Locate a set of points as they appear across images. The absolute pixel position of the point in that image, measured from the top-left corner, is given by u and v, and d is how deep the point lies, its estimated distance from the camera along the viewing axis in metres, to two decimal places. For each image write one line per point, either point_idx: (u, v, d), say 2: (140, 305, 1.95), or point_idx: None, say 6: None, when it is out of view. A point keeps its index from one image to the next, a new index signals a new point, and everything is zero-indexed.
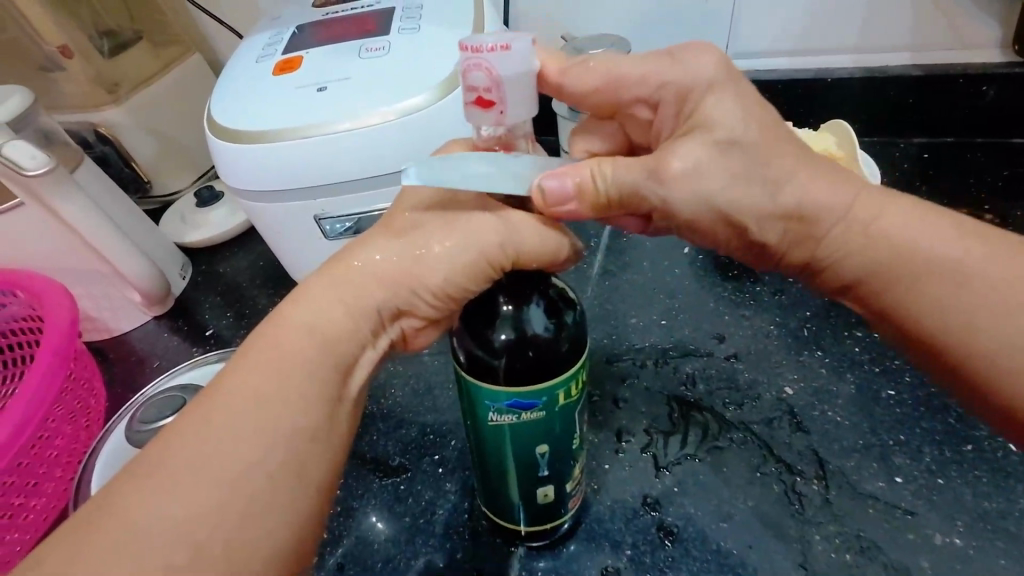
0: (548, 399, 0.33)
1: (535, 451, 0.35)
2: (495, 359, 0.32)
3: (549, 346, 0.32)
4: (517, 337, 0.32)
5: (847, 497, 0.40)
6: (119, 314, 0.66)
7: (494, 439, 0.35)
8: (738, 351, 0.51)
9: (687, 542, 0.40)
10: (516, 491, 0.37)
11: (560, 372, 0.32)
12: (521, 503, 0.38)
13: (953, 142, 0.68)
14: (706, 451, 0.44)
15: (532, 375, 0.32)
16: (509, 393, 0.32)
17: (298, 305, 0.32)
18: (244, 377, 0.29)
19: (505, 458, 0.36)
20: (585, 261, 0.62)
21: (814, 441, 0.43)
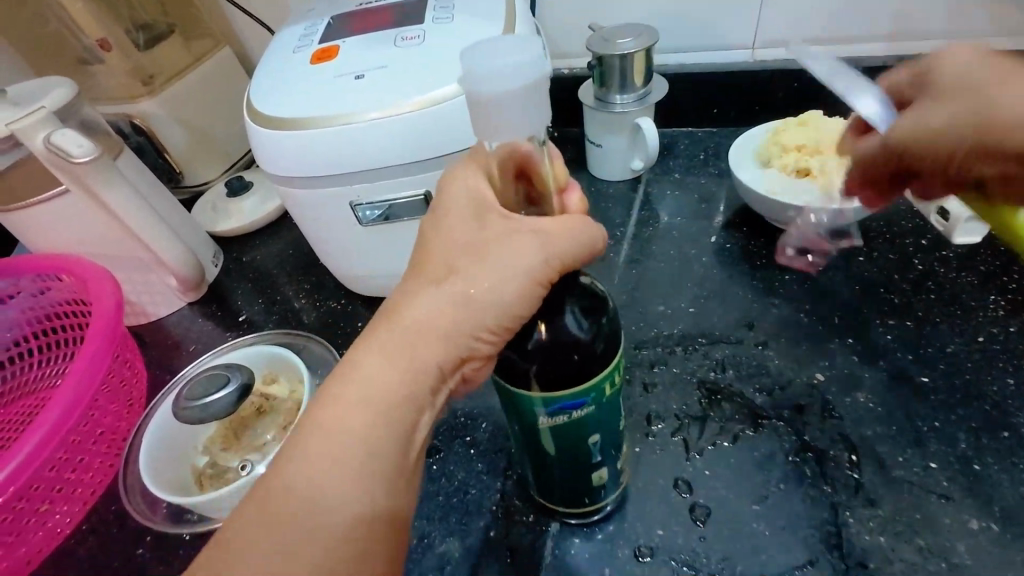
0: (596, 393, 0.33)
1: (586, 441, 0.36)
2: (529, 363, 0.32)
3: (588, 345, 0.32)
4: (553, 339, 0.32)
5: (881, 482, 0.40)
6: (157, 300, 0.68)
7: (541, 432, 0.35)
8: (768, 339, 0.51)
9: (724, 523, 0.40)
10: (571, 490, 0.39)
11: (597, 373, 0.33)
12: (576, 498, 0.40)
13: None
14: (736, 436, 0.44)
15: (571, 377, 0.33)
16: (552, 395, 0.33)
17: (354, 367, 0.32)
18: (308, 457, 0.30)
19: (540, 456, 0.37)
20: (611, 251, 0.62)
21: (846, 426, 0.43)
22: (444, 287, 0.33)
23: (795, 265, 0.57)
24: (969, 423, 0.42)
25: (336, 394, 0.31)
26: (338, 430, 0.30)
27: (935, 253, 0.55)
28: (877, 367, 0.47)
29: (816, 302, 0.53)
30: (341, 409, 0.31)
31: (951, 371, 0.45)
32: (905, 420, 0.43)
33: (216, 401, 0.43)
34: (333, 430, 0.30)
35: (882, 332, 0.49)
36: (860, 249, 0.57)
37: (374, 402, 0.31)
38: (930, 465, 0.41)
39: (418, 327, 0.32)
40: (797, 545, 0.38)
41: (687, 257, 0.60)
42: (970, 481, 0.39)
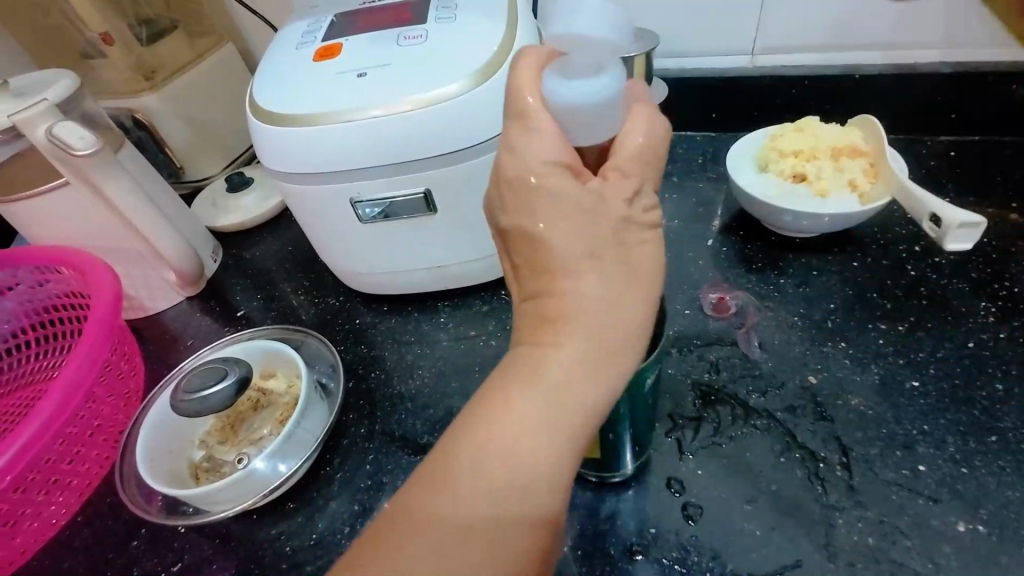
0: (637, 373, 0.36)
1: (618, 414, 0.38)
2: None
3: None
4: None
5: (870, 484, 0.41)
6: (155, 293, 0.68)
7: None
8: (762, 342, 0.51)
9: (715, 522, 0.41)
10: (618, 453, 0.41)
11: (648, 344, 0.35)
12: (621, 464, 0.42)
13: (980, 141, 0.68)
14: (730, 437, 0.45)
15: None
16: None
17: (512, 392, 0.29)
18: (498, 465, 0.28)
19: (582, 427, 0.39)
20: None
21: (837, 428, 0.44)
22: (589, 305, 0.30)
23: (789, 269, 0.57)
24: (958, 427, 0.43)
25: (494, 418, 0.29)
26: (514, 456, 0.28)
27: (928, 259, 0.55)
28: (869, 370, 0.47)
29: (810, 306, 0.54)
30: (511, 433, 0.28)
31: (941, 375, 0.46)
32: (895, 423, 0.44)
33: (213, 394, 0.43)
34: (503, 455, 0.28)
35: (874, 337, 0.50)
36: (855, 253, 0.57)
37: (551, 427, 0.28)
38: (919, 468, 0.41)
39: (576, 348, 0.30)
40: (785, 544, 0.39)
41: (684, 259, 0.61)
42: (958, 484, 0.40)
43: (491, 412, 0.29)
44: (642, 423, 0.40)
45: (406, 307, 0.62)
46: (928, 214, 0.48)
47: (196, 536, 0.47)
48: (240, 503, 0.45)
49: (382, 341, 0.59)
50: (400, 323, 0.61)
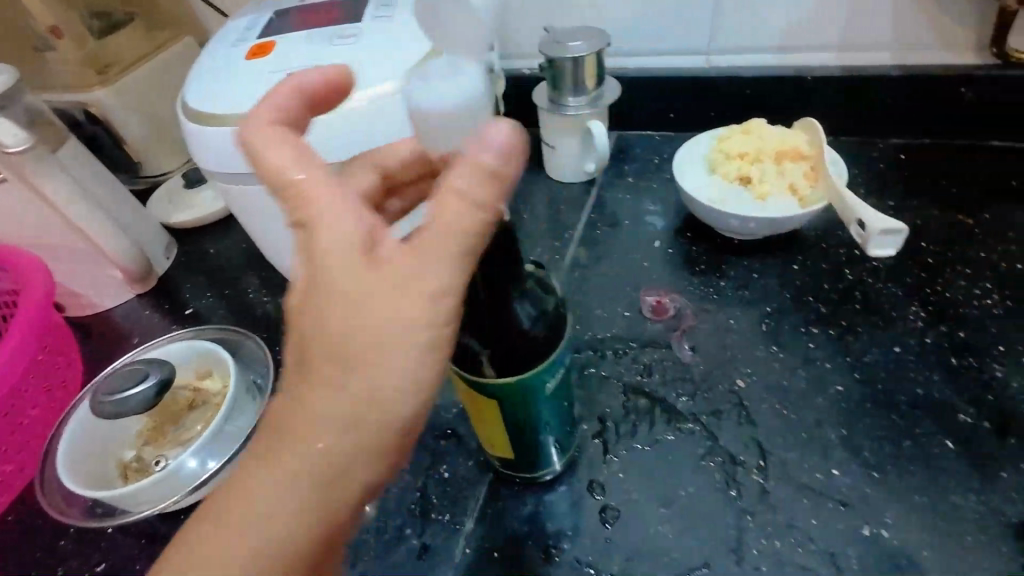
0: (543, 376, 0.35)
1: (531, 420, 0.38)
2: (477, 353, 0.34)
3: (527, 334, 0.34)
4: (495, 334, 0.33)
5: (783, 488, 0.41)
6: (104, 290, 0.68)
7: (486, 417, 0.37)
8: (696, 345, 0.52)
9: (631, 525, 0.41)
10: (537, 453, 0.41)
11: (551, 349, 0.35)
12: (542, 464, 0.42)
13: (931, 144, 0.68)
14: (654, 440, 0.45)
15: (514, 365, 0.34)
16: (496, 383, 0.34)
17: (280, 435, 0.28)
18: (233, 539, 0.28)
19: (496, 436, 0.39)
20: (559, 252, 0.64)
21: (758, 432, 0.44)
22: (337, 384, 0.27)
23: (731, 272, 0.58)
24: (876, 432, 0.43)
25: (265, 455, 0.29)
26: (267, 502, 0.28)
27: (866, 263, 0.56)
28: (797, 374, 0.48)
29: (747, 309, 0.54)
30: (269, 476, 0.28)
31: (864, 380, 0.46)
32: (815, 427, 0.44)
33: (133, 395, 0.43)
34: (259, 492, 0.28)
35: (806, 341, 0.50)
36: (796, 257, 0.58)
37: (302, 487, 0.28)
38: (833, 472, 0.42)
39: (326, 431, 0.27)
40: (696, 548, 0.39)
41: (630, 260, 0.61)
42: (869, 489, 0.40)
43: (263, 447, 0.29)
44: (558, 427, 0.40)
45: None
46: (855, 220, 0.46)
47: (122, 537, 0.47)
48: (160, 504, 0.44)
49: None
50: None
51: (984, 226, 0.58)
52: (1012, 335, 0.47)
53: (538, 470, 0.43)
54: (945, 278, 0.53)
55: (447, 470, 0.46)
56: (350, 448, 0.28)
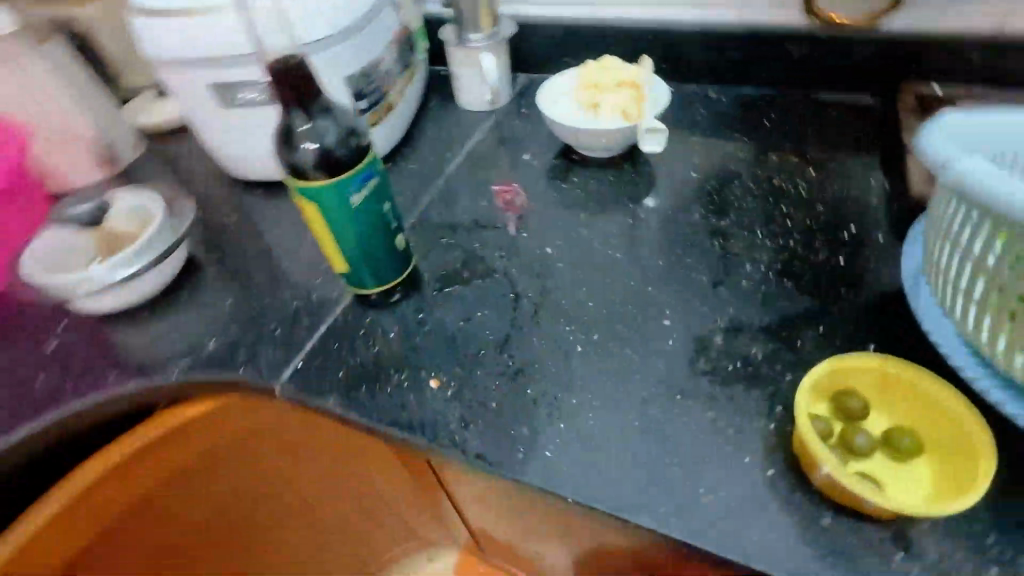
0: (366, 180, 0.48)
1: (365, 224, 0.50)
2: (311, 163, 0.45)
3: (348, 146, 0.46)
4: (324, 147, 0.45)
5: (550, 313, 0.55)
6: (78, 170, 0.82)
7: (328, 224, 0.49)
8: (526, 225, 0.65)
9: (432, 330, 0.55)
10: (379, 259, 0.54)
11: (357, 165, 0.47)
12: (385, 270, 0.55)
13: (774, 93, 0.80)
14: (471, 283, 0.60)
15: (340, 172, 0.46)
16: (330, 187, 0.46)
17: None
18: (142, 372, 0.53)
19: (340, 242, 0.50)
20: (449, 162, 0.78)
21: (547, 280, 0.59)
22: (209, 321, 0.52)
23: (575, 180, 0.72)
24: (632, 282, 0.57)
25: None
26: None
27: (677, 177, 0.69)
28: (592, 246, 0.62)
29: (576, 204, 0.68)
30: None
31: (639, 251, 0.60)
32: (590, 278, 0.58)
33: None
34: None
35: (610, 226, 0.64)
36: (627, 170, 0.72)
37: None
38: (590, 304, 0.55)
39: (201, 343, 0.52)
40: (472, 344, 0.53)
41: (502, 170, 0.75)
42: (609, 315, 0.54)
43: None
44: (378, 248, 0.53)
45: (275, 191, 0.76)
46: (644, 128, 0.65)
47: (76, 331, 0.64)
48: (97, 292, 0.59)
49: (247, 213, 0.74)
50: (267, 202, 0.75)
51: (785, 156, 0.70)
52: (759, 225, 0.61)
53: (386, 278, 0.56)
54: (730, 189, 0.67)
55: (317, 295, 0.61)
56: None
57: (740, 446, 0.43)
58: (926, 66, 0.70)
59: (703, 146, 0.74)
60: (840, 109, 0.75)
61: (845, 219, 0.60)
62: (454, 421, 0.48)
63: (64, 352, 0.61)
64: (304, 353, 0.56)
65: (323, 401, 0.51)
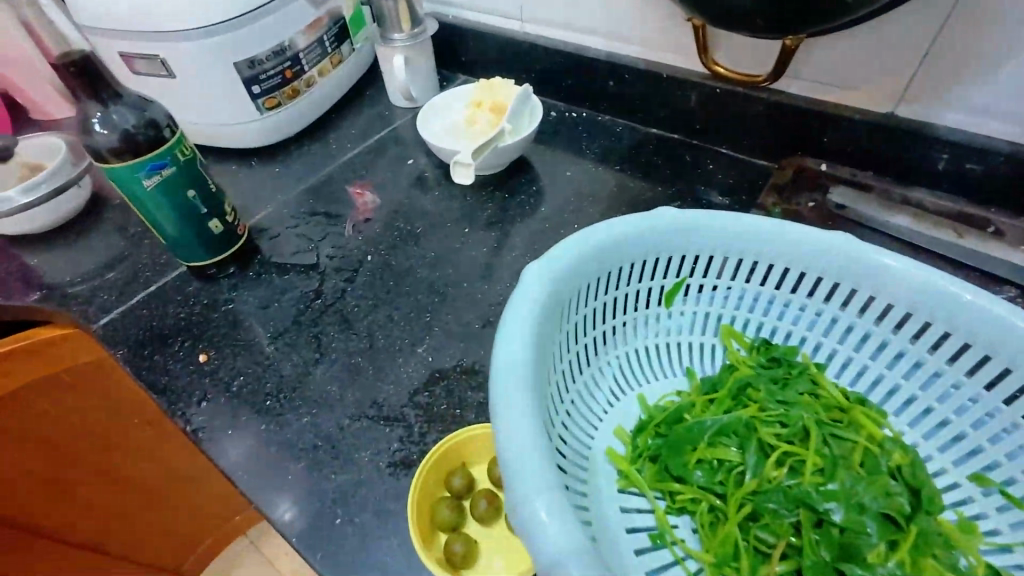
0: (167, 162, 0.54)
1: (171, 203, 0.56)
2: (105, 144, 0.51)
3: (145, 131, 0.52)
4: (119, 131, 0.51)
5: (332, 316, 0.59)
6: (51, 105, 0.93)
7: (132, 200, 0.55)
8: (366, 229, 0.69)
9: (231, 310, 0.61)
10: (196, 235, 0.60)
11: (151, 154, 0.53)
12: (207, 245, 0.61)
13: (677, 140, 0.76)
14: (287, 273, 0.64)
15: (136, 154, 0.52)
16: (125, 166, 0.52)
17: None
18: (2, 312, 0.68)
19: (148, 217, 0.56)
20: (345, 154, 0.82)
21: (350, 286, 0.62)
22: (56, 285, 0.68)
23: (438, 193, 0.74)
24: (418, 305, 0.59)
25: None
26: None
27: (530, 211, 0.70)
28: (408, 263, 0.64)
29: (422, 219, 0.70)
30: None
31: (444, 277, 0.62)
32: (385, 293, 0.61)
33: None
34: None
35: (437, 246, 0.66)
36: (491, 194, 0.73)
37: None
38: (370, 317, 0.59)
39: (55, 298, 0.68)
40: (253, 329, 0.58)
41: (381, 170, 0.78)
42: (379, 330, 0.57)
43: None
44: (185, 228, 0.58)
45: None
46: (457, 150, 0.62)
47: None
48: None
49: None
50: None
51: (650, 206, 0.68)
52: None
53: (210, 254, 0.62)
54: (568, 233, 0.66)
55: (165, 257, 0.68)
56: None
57: (404, 480, 0.46)
58: (816, 141, 0.65)
59: (575, 184, 0.73)
60: (729, 170, 0.71)
61: None
62: (196, 394, 0.53)
63: None
64: (127, 305, 0.63)
65: (116, 351, 0.59)
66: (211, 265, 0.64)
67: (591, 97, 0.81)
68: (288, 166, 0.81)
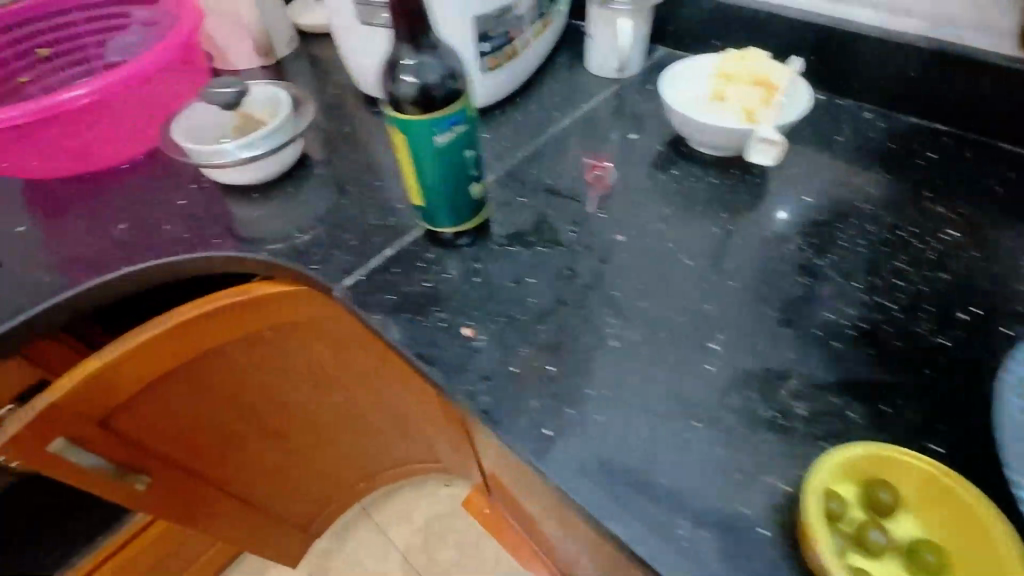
0: (456, 122, 0.49)
1: (447, 166, 0.52)
2: (407, 94, 0.47)
3: (443, 84, 0.47)
4: (422, 81, 0.47)
5: (599, 298, 0.54)
6: (238, 54, 0.92)
7: (411, 159, 0.51)
8: (606, 207, 0.64)
9: (482, 283, 0.57)
10: (455, 202, 0.56)
11: (449, 107, 0.48)
12: (459, 213, 0.57)
13: (945, 132, 0.68)
14: (533, 248, 0.60)
15: (431, 109, 0.48)
16: (419, 121, 0.48)
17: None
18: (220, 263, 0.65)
19: (419, 178, 0.53)
20: (554, 124, 0.77)
21: (607, 267, 0.57)
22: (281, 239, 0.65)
23: (675, 172, 0.67)
24: (692, 293, 0.54)
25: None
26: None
27: (790, 198, 0.63)
28: (665, 246, 0.59)
29: (665, 199, 0.64)
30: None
31: (711, 265, 0.57)
32: (650, 277, 0.56)
33: (225, 94, 0.65)
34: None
35: (691, 230, 0.61)
36: (738, 175, 0.66)
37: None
38: (641, 303, 0.54)
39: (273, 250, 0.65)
40: (514, 306, 0.55)
41: (603, 144, 0.73)
42: (656, 319, 0.52)
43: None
44: (448, 192, 0.54)
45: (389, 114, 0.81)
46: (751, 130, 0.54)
47: (195, 191, 0.72)
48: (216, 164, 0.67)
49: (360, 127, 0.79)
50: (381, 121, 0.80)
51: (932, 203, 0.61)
52: (858, 275, 0.54)
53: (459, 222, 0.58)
54: (842, 226, 0.59)
55: (393, 219, 0.65)
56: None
57: (739, 492, 0.41)
58: None
59: (832, 172, 0.66)
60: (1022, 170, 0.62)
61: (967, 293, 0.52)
62: (474, 372, 0.50)
63: (183, 208, 0.70)
64: (368, 269, 0.60)
65: (372, 317, 0.56)
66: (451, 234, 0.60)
67: (837, 77, 0.73)
68: (496, 132, 0.77)
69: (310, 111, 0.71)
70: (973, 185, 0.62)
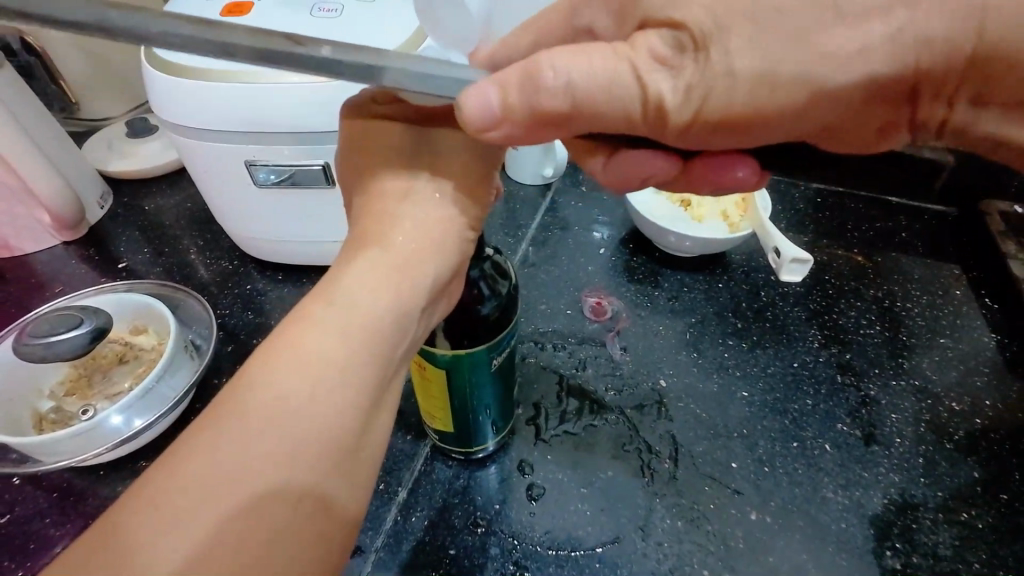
0: (499, 349, 0.40)
1: (487, 393, 0.42)
2: (440, 326, 0.38)
3: (482, 311, 0.38)
4: (459, 311, 0.38)
5: (690, 475, 0.46)
6: (27, 234, 0.64)
7: (445, 395, 0.41)
8: (626, 345, 0.56)
9: (548, 501, 0.45)
10: (490, 423, 0.45)
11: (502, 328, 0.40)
12: (493, 433, 0.46)
13: (866, 196, 0.72)
14: (581, 427, 0.49)
15: (469, 341, 0.39)
16: (452, 356, 0.39)
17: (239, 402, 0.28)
18: None
19: (453, 409, 0.43)
20: (510, 249, 0.66)
21: (674, 427, 0.50)
22: None
23: (667, 281, 0.62)
24: (770, 433, 0.49)
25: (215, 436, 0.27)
26: (430, 202, 0.34)
27: (778, 287, 0.61)
28: (711, 379, 0.53)
29: (675, 318, 0.58)
30: None
31: (767, 389, 0.52)
32: (721, 426, 0.50)
33: (62, 341, 0.42)
34: (263, 395, 0.28)
35: (722, 350, 0.56)
36: (721, 276, 0.63)
37: (392, 271, 0.33)
38: (732, 465, 0.47)
39: None
40: (604, 525, 0.44)
41: (576, 263, 0.64)
42: (756, 479, 0.47)
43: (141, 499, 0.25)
44: (496, 410, 0.44)
45: (299, 277, 0.61)
46: (772, 247, 0.57)
47: (31, 488, 0.46)
48: (79, 455, 0.43)
49: (271, 310, 0.58)
50: (294, 292, 0.60)
51: (877, 267, 0.64)
52: (888, 361, 0.55)
53: (501, 436, 0.48)
54: (842, 304, 0.60)
55: (384, 442, 0.48)
56: (331, 467, 0.28)
57: None
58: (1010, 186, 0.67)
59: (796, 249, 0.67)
60: (920, 221, 0.69)
61: (975, 357, 0.56)
62: None
63: (14, 528, 0.43)
64: (385, 536, 0.43)
65: None
66: (484, 449, 0.47)
67: None
68: None
69: (213, 321, 0.51)
70: (888, 241, 0.67)
